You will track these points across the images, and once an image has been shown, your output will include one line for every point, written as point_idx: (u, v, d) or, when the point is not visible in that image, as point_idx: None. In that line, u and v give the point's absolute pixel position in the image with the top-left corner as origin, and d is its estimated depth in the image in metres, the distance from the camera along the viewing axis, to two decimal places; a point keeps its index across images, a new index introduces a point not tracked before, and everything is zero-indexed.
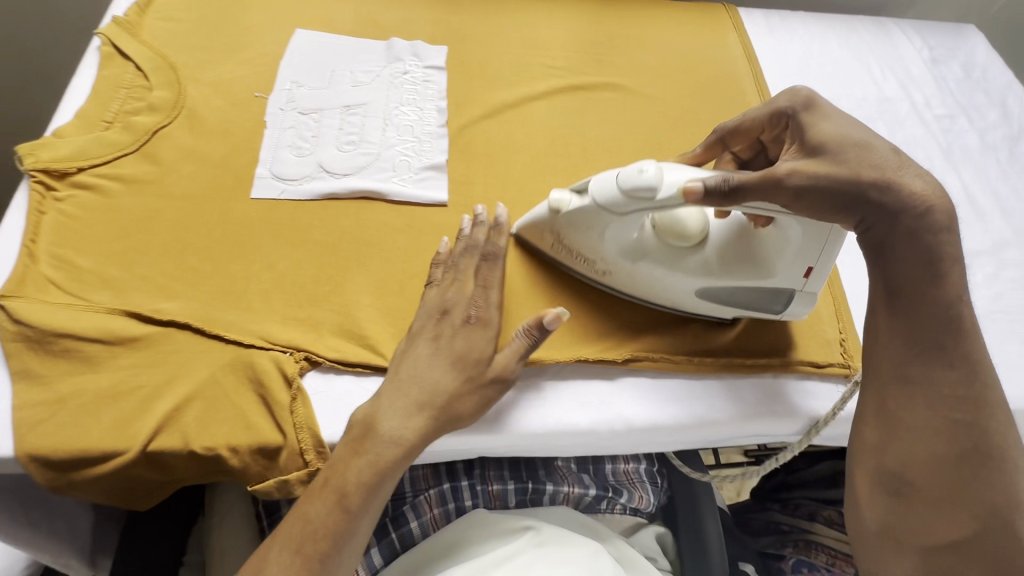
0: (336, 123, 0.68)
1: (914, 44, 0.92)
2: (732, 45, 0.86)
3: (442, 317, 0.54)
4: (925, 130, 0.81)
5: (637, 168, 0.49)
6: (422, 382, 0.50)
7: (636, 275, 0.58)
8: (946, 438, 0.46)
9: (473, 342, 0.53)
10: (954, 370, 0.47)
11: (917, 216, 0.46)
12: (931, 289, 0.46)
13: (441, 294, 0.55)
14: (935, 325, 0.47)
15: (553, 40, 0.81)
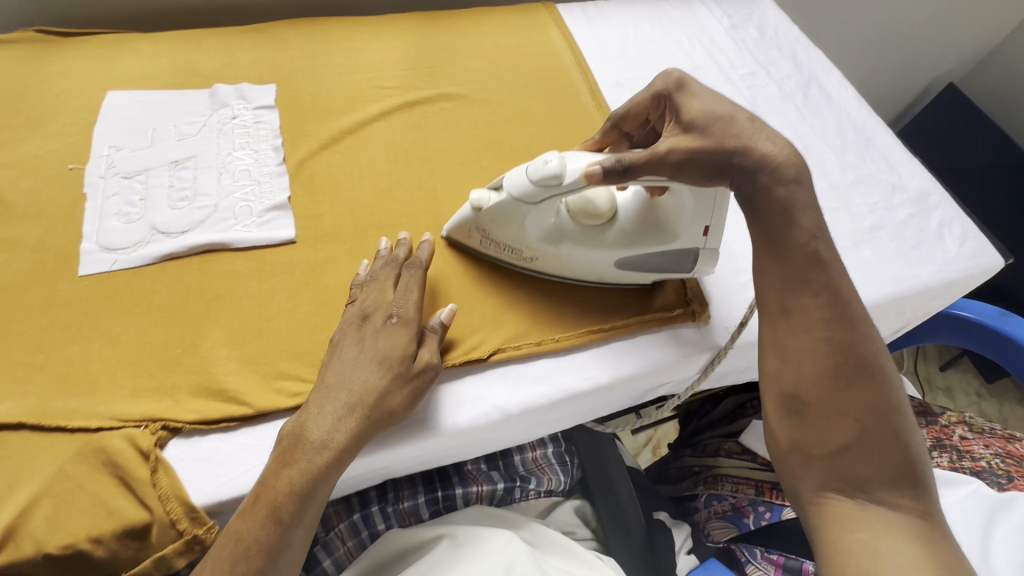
0: (166, 181, 0.66)
1: (715, 14, 1.02)
2: (555, 40, 0.92)
3: (364, 322, 0.55)
4: (732, 88, 0.91)
5: (545, 159, 0.55)
6: (347, 385, 0.52)
7: (556, 257, 0.63)
8: (829, 354, 0.49)
9: (395, 342, 0.54)
10: (822, 296, 0.51)
11: (769, 174, 0.53)
12: (789, 231, 0.53)
13: (359, 304, 0.57)
14: (795, 258, 0.52)
15: (384, 63, 0.83)
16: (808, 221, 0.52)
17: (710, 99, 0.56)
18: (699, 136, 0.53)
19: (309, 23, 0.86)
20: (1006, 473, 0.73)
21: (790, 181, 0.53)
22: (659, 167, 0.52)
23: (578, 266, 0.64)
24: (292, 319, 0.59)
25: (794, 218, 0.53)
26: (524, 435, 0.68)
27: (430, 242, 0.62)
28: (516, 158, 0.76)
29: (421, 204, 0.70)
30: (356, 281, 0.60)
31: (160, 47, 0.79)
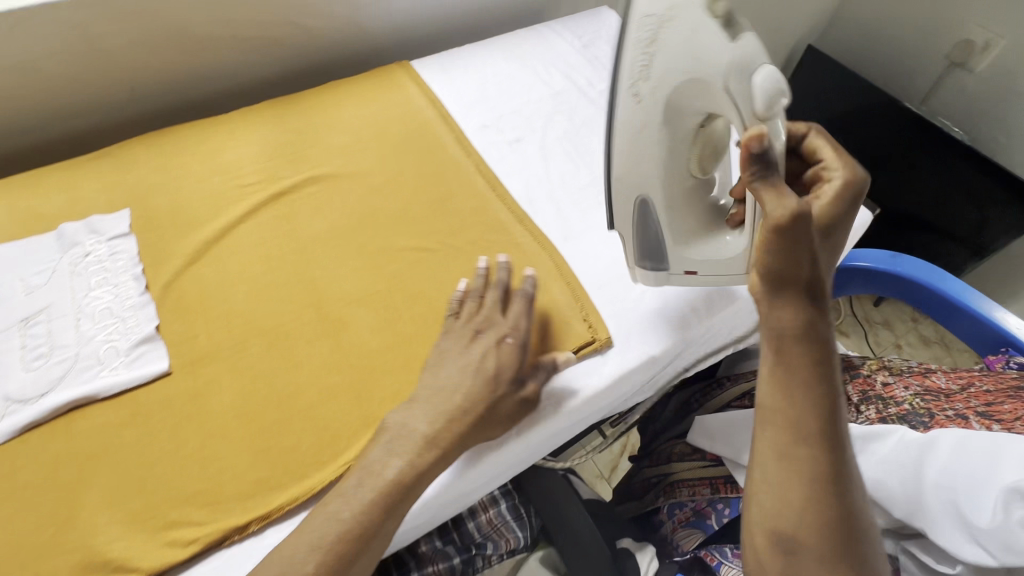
0: (17, 343, 0.61)
1: (567, 38, 1.06)
2: (415, 97, 0.92)
3: (478, 335, 0.61)
4: (594, 107, 0.93)
5: (776, 86, 0.51)
6: (460, 400, 0.56)
7: (665, 52, 0.54)
8: (833, 499, 0.46)
9: (509, 360, 0.60)
10: (833, 451, 0.48)
11: (804, 315, 0.50)
12: (808, 369, 0.50)
13: (478, 316, 0.62)
14: (813, 400, 0.49)
15: (243, 159, 0.81)
16: (828, 358, 0.50)
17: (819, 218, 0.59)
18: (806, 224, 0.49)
19: (157, 135, 0.84)
20: (927, 410, 0.76)
21: (819, 320, 0.51)
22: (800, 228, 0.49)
23: (631, 151, 0.60)
24: (176, 459, 0.55)
25: (822, 352, 0.50)
26: (480, 493, 0.68)
27: (508, 263, 0.65)
28: (393, 225, 0.75)
29: (300, 298, 0.67)
30: (453, 297, 0.64)
31: None
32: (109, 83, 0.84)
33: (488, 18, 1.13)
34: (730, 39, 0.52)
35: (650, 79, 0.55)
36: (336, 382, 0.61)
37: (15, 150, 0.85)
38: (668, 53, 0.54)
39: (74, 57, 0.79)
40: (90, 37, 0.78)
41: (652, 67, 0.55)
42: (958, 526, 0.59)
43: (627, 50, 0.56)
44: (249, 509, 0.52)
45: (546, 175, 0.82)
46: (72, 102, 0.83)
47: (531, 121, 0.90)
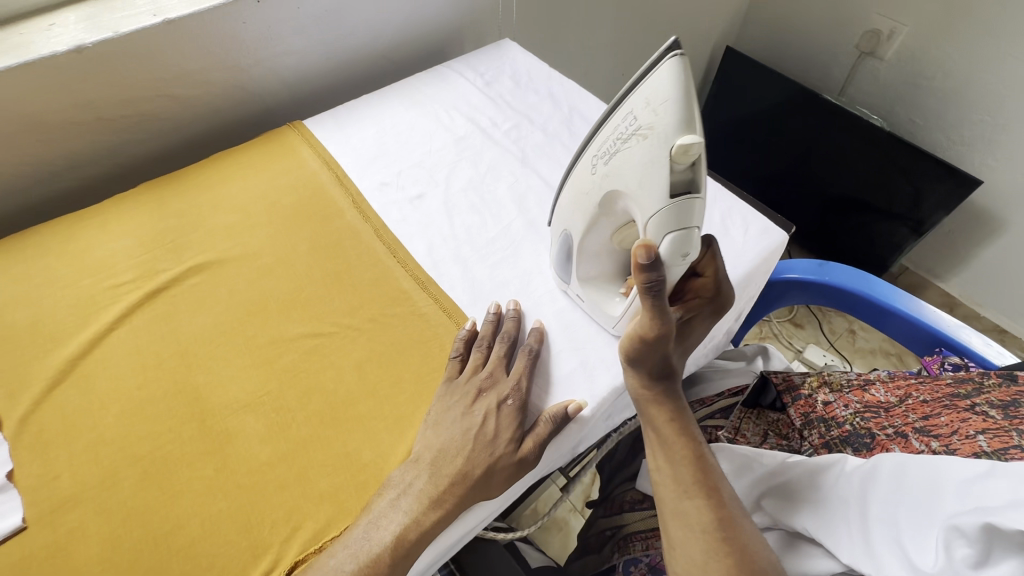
0: None
1: (468, 77, 1.02)
2: (308, 161, 0.87)
3: (480, 393, 0.60)
4: (499, 149, 0.90)
5: (682, 248, 0.53)
6: (462, 464, 0.56)
7: (626, 159, 0.54)
8: (728, 543, 0.53)
9: (501, 427, 0.58)
10: (718, 500, 0.57)
11: (659, 393, 0.63)
12: (676, 436, 0.61)
13: (476, 378, 0.61)
14: (688, 462, 0.59)
15: (116, 254, 0.74)
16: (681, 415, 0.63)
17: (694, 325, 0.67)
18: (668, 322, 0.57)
19: (17, 238, 0.76)
20: (868, 431, 0.74)
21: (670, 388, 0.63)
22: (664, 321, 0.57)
23: (576, 196, 0.62)
24: None
25: (677, 416, 0.63)
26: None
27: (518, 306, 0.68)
28: (285, 311, 0.69)
29: (180, 411, 0.61)
30: (459, 342, 0.65)
31: None
32: None
33: (387, 63, 1.08)
34: (672, 194, 0.52)
35: (607, 165, 0.56)
36: (221, 509, 0.54)
37: None
38: (626, 160, 0.54)
39: None
40: None
41: (618, 160, 0.55)
42: (902, 566, 0.56)
43: (611, 122, 0.56)
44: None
45: (450, 232, 0.78)
46: None
47: (433, 173, 0.86)
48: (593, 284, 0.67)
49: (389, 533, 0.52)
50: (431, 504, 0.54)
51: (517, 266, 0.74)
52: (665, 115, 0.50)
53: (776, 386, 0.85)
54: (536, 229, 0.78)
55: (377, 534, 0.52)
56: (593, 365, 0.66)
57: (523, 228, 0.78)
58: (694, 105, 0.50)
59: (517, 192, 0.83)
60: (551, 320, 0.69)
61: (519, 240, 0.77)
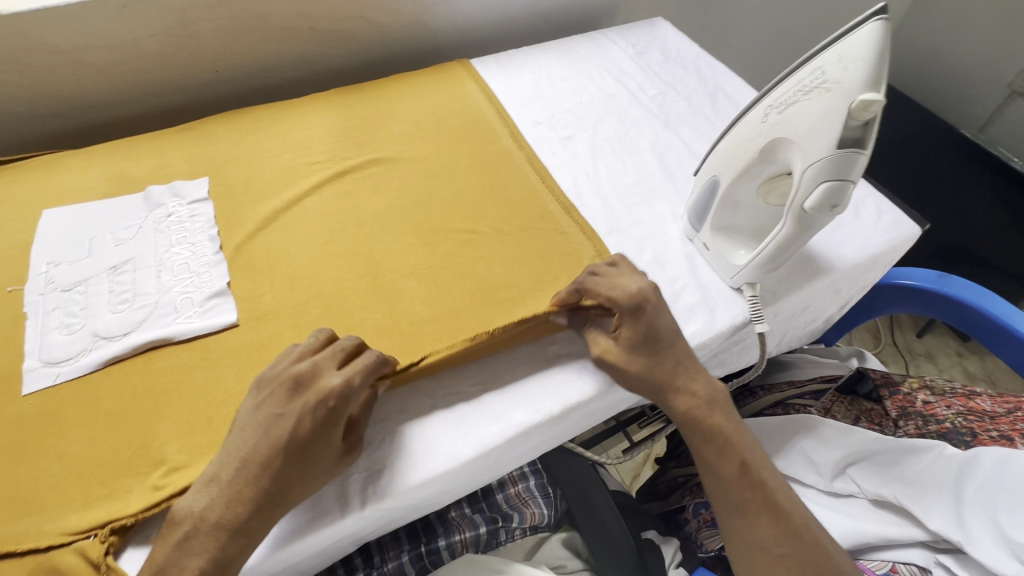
0: (106, 288, 0.68)
1: (620, 46, 1.10)
2: (473, 93, 0.97)
3: (296, 389, 0.54)
4: (644, 109, 0.96)
5: (833, 199, 0.52)
6: (265, 479, 0.50)
7: (799, 110, 0.53)
8: (791, 558, 0.58)
9: (302, 440, 0.52)
10: (775, 514, 0.60)
11: (680, 403, 0.64)
12: (710, 444, 0.63)
13: (304, 368, 0.55)
14: (733, 479, 0.62)
15: (312, 139, 0.87)
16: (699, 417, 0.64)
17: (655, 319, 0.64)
18: (646, 309, 0.63)
19: (236, 115, 0.91)
20: (969, 430, 0.75)
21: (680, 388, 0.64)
22: (637, 318, 0.63)
23: (735, 148, 0.62)
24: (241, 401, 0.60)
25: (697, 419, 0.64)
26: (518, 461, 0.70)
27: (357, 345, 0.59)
28: (445, 209, 0.79)
29: (358, 266, 0.72)
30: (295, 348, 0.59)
31: (93, 160, 0.82)
32: (197, 64, 0.92)
33: (545, 24, 1.18)
34: (839, 148, 0.50)
35: (779, 115, 0.55)
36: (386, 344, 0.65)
37: (113, 120, 0.93)
38: (798, 113, 0.53)
39: (169, 39, 0.87)
40: (185, 21, 0.86)
41: (787, 111, 0.54)
42: (998, 541, 0.60)
43: (791, 77, 0.55)
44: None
45: (594, 171, 0.86)
46: (162, 81, 0.92)
47: (582, 121, 0.93)
48: (729, 230, 0.70)
49: (202, 554, 0.48)
50: (229, 537, 0.49)
51: (653, 209, 0.81)
52: (853, 71, 0.49)
53: (873, 380, 0.88)
54: (672, 182, 0.84)
55: (187, 560, 0.48)
56: (716, 303, 0.71)
57: (662, 180, 0.84)
58: (887, 67, 0.48)
59: (657, 150, 0.90)
60: (680, 260, 0.75)
61: (656, 190, 0.84)
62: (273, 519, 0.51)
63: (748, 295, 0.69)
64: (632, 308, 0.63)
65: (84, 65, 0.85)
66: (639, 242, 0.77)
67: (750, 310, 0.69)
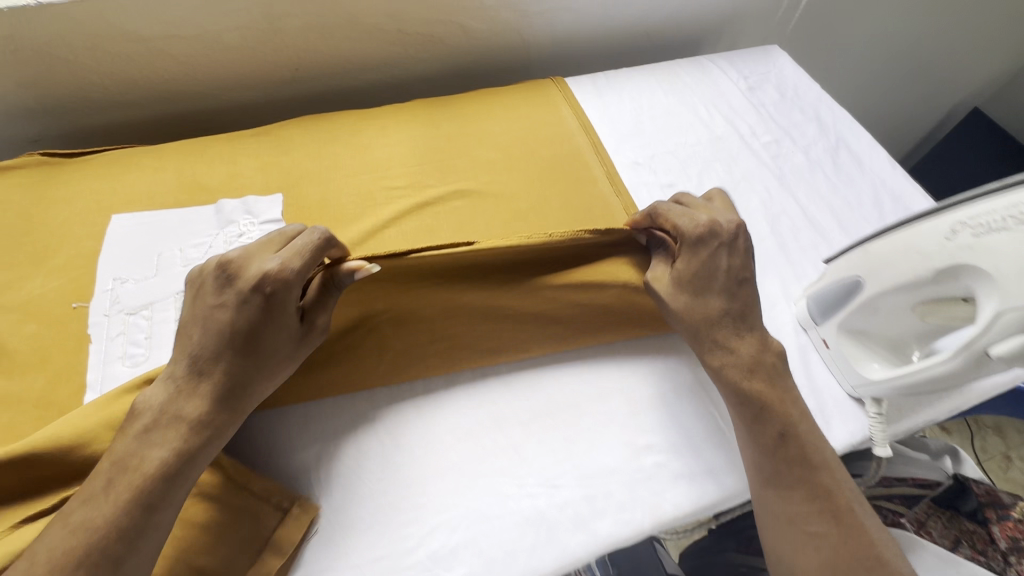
0: (172, 315, 0.64)
1: (730, 76, 0.99)
2: (566, 120, 0.88)
3: (227, 284, 0.50)
4: (756, 160, 0.86)
5: None
6: (221, 366, 0.50)
7: (1009, 241, 0.45)
8: (826, 540, 0.52)
9: (243, 326, 0.50)
10: (816, 493, 0.53)
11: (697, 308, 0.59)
12: (745, 404, 0.56)
13: (226, 262, 0.51)
14: (769, 450, 0.55)
15: (393, 159, 0.81)
16: (751, 400, 0.56)
17: (708, 260, 0.58)
18: (706, 244, 0.59)
19: (314, 122, 0.85)
20: None
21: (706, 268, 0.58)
22: (697, 252, 0.59)
23: (893, 255, 0.53)
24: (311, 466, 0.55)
25: (749, 395, 0.56)
26: None
27: (308, 236, 0.52)
28: None
29: None
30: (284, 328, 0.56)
31: (165, 161, 0.77)
32: (278, 61, 0.86)
33: (645, 39, 1.07)
34: None
35: (976, 238, 0.47)
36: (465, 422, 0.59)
37: (186, 112, 0.89)
38: (1008, 244, 0.45)
39: (253, 33, 0.81)
40: (271, 16, 0.79)
41: (988, 238, 0.46)
42: None
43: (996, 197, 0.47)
44: (310, 506, 0.53)
45: None
46: (240, 76, 0.86)
47: (687, 167, 0.84)
48: (859, 335, 0.62)
49: (164, 446, 0.46)
50: (188, 428, 0.48)
51: (762, 286, 0.72)
52: None
53: (977, 496, 0.77)
54: (785, 255, 0.75)
55: (146, 450, 0.46)
56: (832, 414, 0.63)
57: (773, 251, 0.75)
58: None
59: (769, 211, 0.80)
60: (792, 353, 0.67)
61: (766, 261, 0.75)
62: (249, 398, 0.52)
63: (872, 411, 0.61)
64: (696, 241, 0.59)
65: (164, 55, 0.79)
66: None
67: (873, 428, 0.61)
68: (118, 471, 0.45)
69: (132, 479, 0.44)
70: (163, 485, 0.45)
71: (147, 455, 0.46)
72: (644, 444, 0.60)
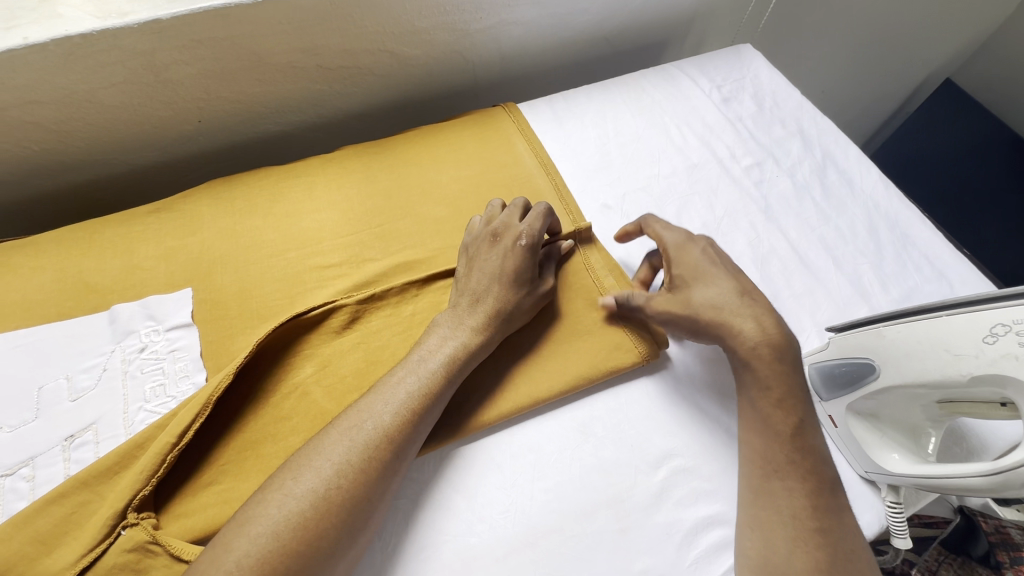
0: (60, 468, 0.52)
1: (701, 85, 0.88)
2: (524, 158, 0.77)
3: (494, 239, 0.61)
4: (738, 191, 0.77)
5: None
6: (497, 303, 0.58)
7: None
8: (824, 534, 0.47)
9: (518, 263, 0.60)
10: (821, 487, 0.50)
11: (720, 299, 0.56)
12: (787, 390, 0.53)
13: (487, 224, 0.63)
14: (785, 435, 0.51)
15: (324, 227, 0.69)
16: (763, 393, 0.53)
17: (698, 267, 0.59)
18: (690, 247, 0.61)
19: (227, 185, 0.72)
20: None
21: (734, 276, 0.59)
22: (693, 243, 0.61)
23: (924, 352, 0.46)
24: None
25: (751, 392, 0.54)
26: None
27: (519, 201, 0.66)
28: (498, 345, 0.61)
29: None
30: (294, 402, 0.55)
31: (43, 256, 0.64)
32: (174, 115, 0.72)
33: (603, 47, 0.96)
34: None
35: None
36: (430, 569, 0.50)
37: (70, 183, 0.74)
38: None
39: (134, 87, 0.66)
40: (156, 66, 0.65)
41: None
42: None
43: None
44: None
45: None
46: (130, 135, 0.72)
47: (662, 207, 0.74)
48: (870, 417, 0.54)
49: (426, 377, 0.52)
50: (460, 354, 0.55)
51: None
52: None
53: (986, 537, 0.74)
54: (780, 306, 0.67)
55: (410, 379, 0.52)
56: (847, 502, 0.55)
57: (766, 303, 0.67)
58: None
59: (758, 253, 0.72)
60: None
61: None
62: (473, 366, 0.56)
63: (888, 500, 0.54)
64: (681, 243, 0.61)
65: (24, 124, 0.65)
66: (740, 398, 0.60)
67: (891, 520, 0.54)
68: (397, 392, 0.51)
69: (406, 405, 0.50)
70: (407, 416, 0.50)
71: (405, 387, 0.51)
72: (640, 569, 0.52)
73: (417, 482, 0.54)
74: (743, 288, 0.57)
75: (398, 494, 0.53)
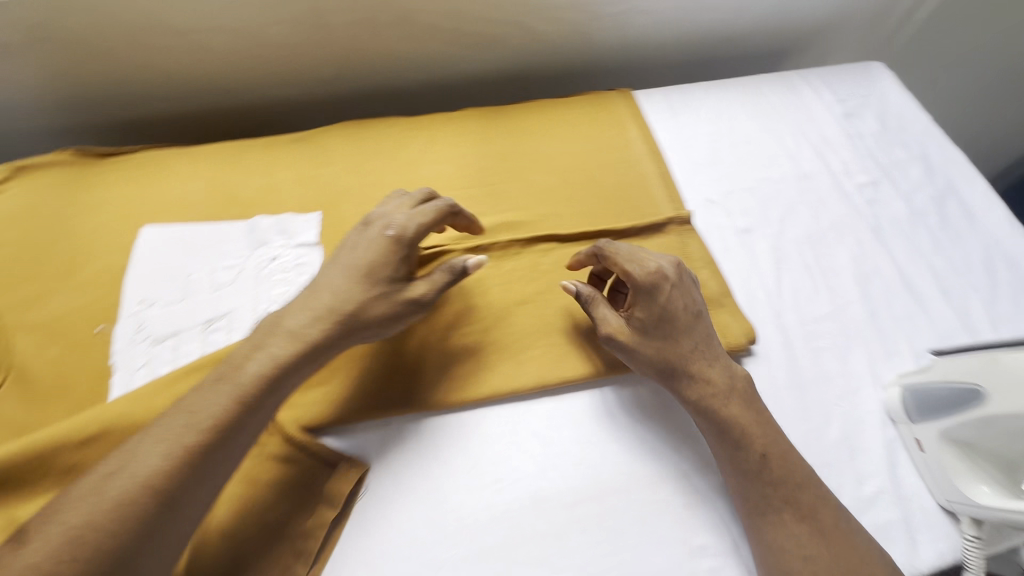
0: (197, 346, 0.59)
1: (822, 97, 0.86)
2: (634, 143, 0.79)
3: (364, 227, 0.58)
4: (847, 206, 0.76)
5: None
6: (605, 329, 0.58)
7: None
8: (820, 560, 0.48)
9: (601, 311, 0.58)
10: (804, 513, 0.50)
11: (678, 349, 0.56)
12: (755, 428, 0.53)
13: (629, 249, 0.60)
14: (750, 477, 0.52)
15: (440, 178, 0.73)
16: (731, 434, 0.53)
17: (654, 312, 0.57)
18: (660, 290, 0.57)
19: (358, 128, 0.78)
20: None
21: (675, 343, 0.56)
22: (652, 301, 0.57)
23: None
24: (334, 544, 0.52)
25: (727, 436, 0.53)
26: None
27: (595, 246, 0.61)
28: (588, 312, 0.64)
29: (475, 378, 0.59)
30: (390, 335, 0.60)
31: (199, 165, 0.72)
32: (322, 58, 0.79)
33: (724, 47, 0.96)
34: None
35: None
36: (501, 500, 0.54)
37: (223, 107, 0.83)
38: None
39: (297, 27, 0.73)
40: (319, 11, 0.72)
41: None
42: None
43: None
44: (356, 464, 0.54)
45: (775, 288, 0.68)
46: (282, 70, 0.79)
47: (767, 210, 0.74)
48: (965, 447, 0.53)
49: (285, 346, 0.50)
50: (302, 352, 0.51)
51: (846, 362, 0.63)
52: None
53: None
54: (877, 325, 0.66)
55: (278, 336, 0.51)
56: (920, 527, 0.54)
57: (862, 319, 0.66)
58: None
59: (860, 270, 0.70)
60: (876, 447, 0.58)
61: (853, 331, 0.66)
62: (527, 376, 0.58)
63: (968, 533, 0.53)
64: (647, 289, 0.57)
65: (202, 48, 0.73)
66: (821, 406, 0.60)
67: (968, 554, 0.53)
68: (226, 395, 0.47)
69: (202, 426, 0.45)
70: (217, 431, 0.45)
71: (214, 398, 0.47)
72: (699, 544, 0.53)
73: (500, 420, 0.58)
74: (690, 335, 0.57)
75: (483, 428, 0.57)
